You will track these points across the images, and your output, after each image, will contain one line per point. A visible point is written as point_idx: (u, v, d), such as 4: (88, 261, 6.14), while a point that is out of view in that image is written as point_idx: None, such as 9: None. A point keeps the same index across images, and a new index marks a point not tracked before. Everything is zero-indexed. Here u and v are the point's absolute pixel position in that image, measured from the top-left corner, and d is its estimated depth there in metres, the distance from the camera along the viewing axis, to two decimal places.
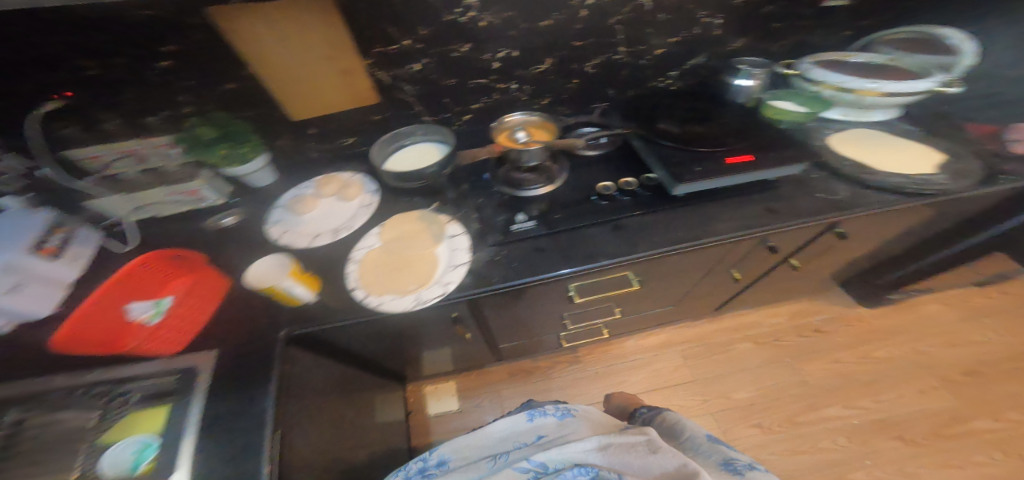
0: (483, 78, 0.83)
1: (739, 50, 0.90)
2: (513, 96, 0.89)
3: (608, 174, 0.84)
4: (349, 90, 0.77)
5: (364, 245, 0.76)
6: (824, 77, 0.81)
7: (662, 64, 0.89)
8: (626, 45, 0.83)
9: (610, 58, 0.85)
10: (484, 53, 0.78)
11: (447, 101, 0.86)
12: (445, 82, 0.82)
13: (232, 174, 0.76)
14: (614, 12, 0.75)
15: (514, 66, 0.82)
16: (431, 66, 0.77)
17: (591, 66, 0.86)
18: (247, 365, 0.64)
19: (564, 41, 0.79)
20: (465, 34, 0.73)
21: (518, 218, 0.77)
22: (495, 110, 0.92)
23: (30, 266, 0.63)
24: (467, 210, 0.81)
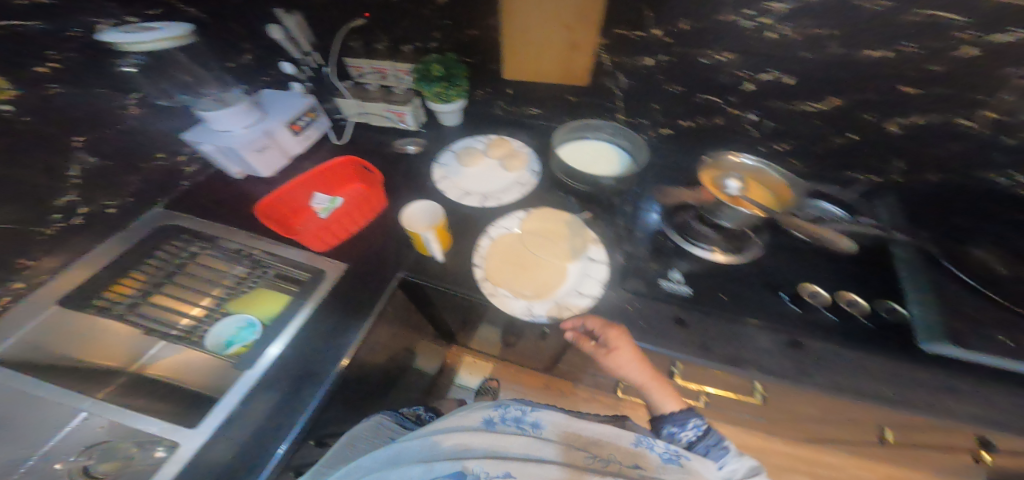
0: (716, 94, 0.66)
1: None
2: (741, 125, 0.70)
3: (804, 267, 0.67)
4: (568, 66, 0.72)
5: (503, 224, 0.69)
6: None
7: (1007, 158, 0.57)
8: (973, 115, 0.54)
9: (927, 122, 0.57)
10: (744, 70, 0.60)
11: (657, 105, 0.73)
12: (670, 87, 0.68)
13: (437, 108, 0.82)
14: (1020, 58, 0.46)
15: (769, 94, 0.62)
16: (667, 66, 0.64)
17: (893, 123, 0.59)
18: (362, 300, 0.62)
19: (879, 85, 0.55)
20: (738, 42, 0.56)
21: (670, 275, 0.67)
22: (704, 134, 0.75)
23: (282, 136, 0.73)
24: (619, 239, 0.70)
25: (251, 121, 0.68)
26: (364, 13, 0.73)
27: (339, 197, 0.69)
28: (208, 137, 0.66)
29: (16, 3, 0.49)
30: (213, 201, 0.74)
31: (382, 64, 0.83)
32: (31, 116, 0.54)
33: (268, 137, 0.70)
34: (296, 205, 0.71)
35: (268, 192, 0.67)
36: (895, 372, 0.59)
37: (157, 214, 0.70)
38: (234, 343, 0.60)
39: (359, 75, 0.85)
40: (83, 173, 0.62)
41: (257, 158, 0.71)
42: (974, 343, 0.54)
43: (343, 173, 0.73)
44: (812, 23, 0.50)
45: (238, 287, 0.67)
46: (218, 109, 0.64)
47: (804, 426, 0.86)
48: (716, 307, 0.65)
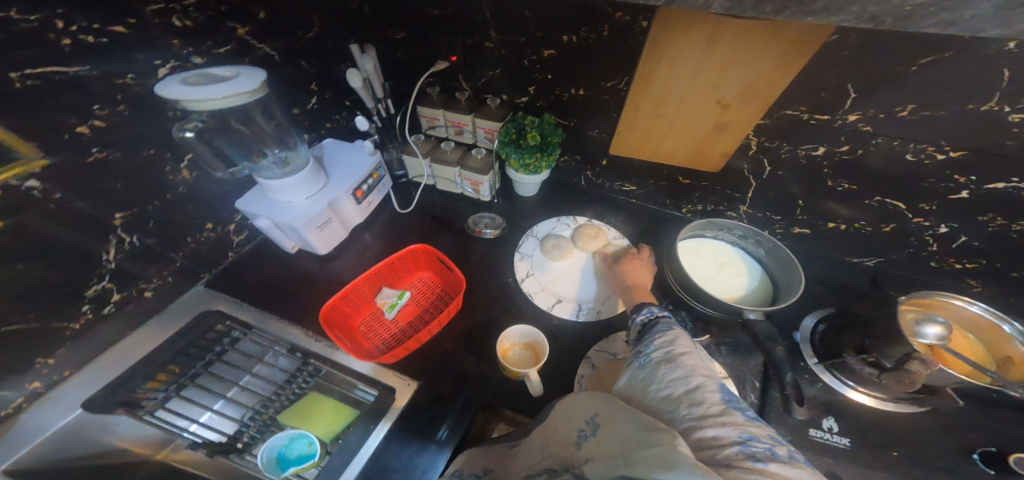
0: (893, 200, 0.52)
1: None
2: (915, 238, 0.56)
3: (1006, 435, 0.51)
4: (695, 149, 0.59)
5: (607, 346, 0.59)
6: None
7: None
8: None
9: None
10: (959, 175, 0.46)
11: (802, 202, 0.60)
12: (832, 184, 0.54)
13: (519, 177, 0.71)
14: None
15: (985, 207, 0.47)
16: (841, 161, 0.50)
17: None
18: (441, 423, 0.54)
19: None
20: (968, 140, 0.42)
21: (826, 424, 0.51)
22: (856, 239, 0.60)
23: (345, 205, 0.62)
24: (749, 371, 0.56)
25: (314, 190, 0.56)
26: (451, 56, 0.61)
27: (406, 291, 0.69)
28: (262, 208, 0.55)
29: (59, 43, 0.38)
30: (270, 279, 0.66)
31: (460, 119, 0.68)
32: (61, 187, 0.43)
33: (330, 208, 0.59)
34: (362, 301, 0.66)
35: (330, 297, 0.60)
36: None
37: (206, 292, 0.63)
38: (290, 462, 0.48)
39: (433, 127, 0.71)
40: (124, 250, 0.51)
41: (316, 234, 0.60)
42: None
43: (411, 263, 0.70)
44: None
45: (286, 386, 0.57)
46: (279, 176, 0.53)
47: None
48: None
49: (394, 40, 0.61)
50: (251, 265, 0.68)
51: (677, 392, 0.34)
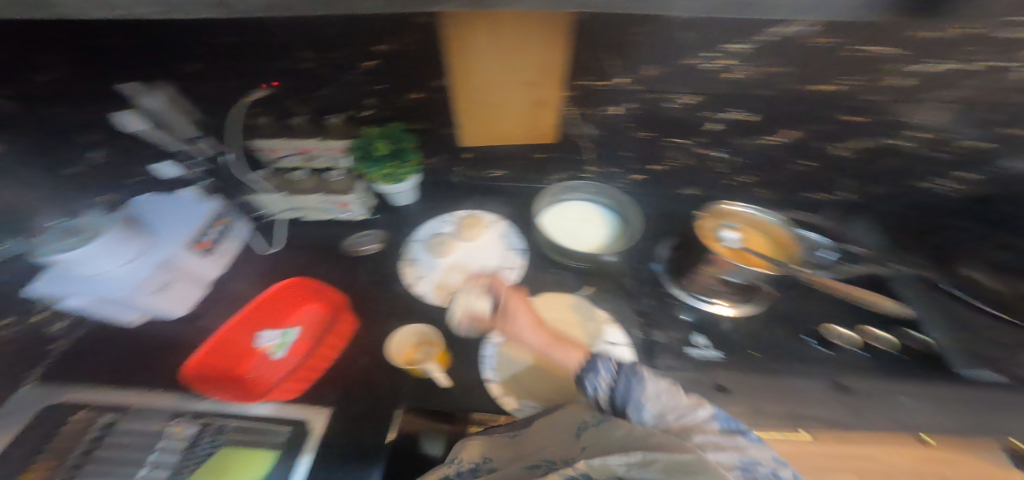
0: (684, 139, 0.63)
1: None
2: (713, 166, 0.67)
3: (820, 305, 0.62)
4: (530, 123, 0.65)
5: (501, 324, 0.60)
6: None
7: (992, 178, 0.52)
8: (930, 136, 0.51)
9: (888, 145, 0.54)
10: (712, 110, 0.57)
11: (629, 153, 0.69)
12: (637, 134, 0.65)
13: (387, 190, 0.69)
14: (951, 87, 0.44)
15: (740, 132, 0.59)
16: (633, 114, 0.60)
17: (840, 149, 0.57)
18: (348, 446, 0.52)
19: (827, 112, 0.52)
20: (697, 85, 0.53)
21: (698, 340, 0.60)
22: (679, 175, 0.71)
23: (186, 261, 0.57)
24: (622, 309, 0.63)
25: (132, 254, 0.50)
26: (271, 82, 0.54)
27: (296, 328, 0.63)
28: (75, 285, 0.49)
29: None
30: (115, 358, 0.58)
31: (304, 144, 0.64)
32: None
33: (165, 269, 0.55)
34: (242, 349, 0.60)
35: (199, 348, 0.58)
36: (991, 408, 0.49)
37: (32, 393, 0.53)
38: None
39: (279, 159, 0.66)
40: None
41: (155, 297, 0.56)
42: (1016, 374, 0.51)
43: (299, 295, 0.65)
44: (777, 59, 0.47)
45: (189, 455, 0.50)
46: (75, 249, 0.46)
47: None
48: (756, 365, 0.57)
49: (191, 72, 0.51)
50: (91, 351, 0.58)
51: (693, 440, 0.37)
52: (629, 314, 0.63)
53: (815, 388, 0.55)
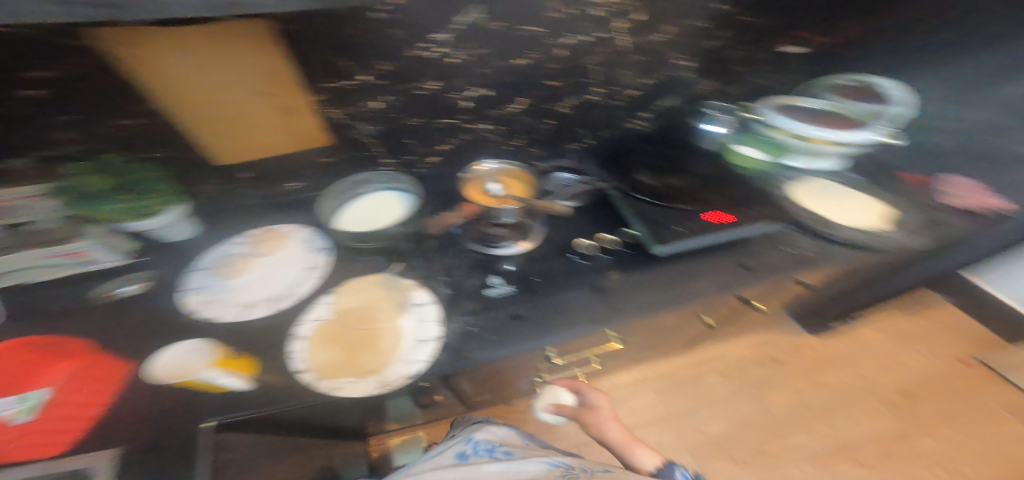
0: (450, 118, 0.78)
1: (706, 94, 0.89)
2: (486, 135, 0.86)
3: (583, 231, 0.80)
4: (288, 132, 0.66)
5: (312, 316, 0.62)
6: (780, 122, 0.78)
7: (636, 106, 0.94)
8: (601, 87, 0.87)
9: (585, 98, 0.88)
10: (458, 91, 0.73)
11: (413, 140, 0.79)
12: (410, 122, 0.75)
13: (144, 228, 0.64)
14: (590, 52, 0.78)
15: (487, 106, 0.79)
16: (394, 104, 0.68)
17: (562, 107, 0.88)
18: None
19: (537, 81, 0.80)
20: (433, 71, 0.66)
21: (492, 280, 0.73)
22: (466, 150, 0.87)
23: None
24: (432, 274, 0.72)
25: None
26: None
27: (44, 388, 0.53)
28: None
29: None
30: None
31: None
32: None
33: None
34: None
35: None
36: (681, 270, 0.72)
37: None
38: None
39: None
40: None
41: None
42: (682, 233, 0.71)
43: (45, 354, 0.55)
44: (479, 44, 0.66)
45: None
46: None
47: (661, 339, 1.09)
48: (542, 288, 0.72)
49: None
50: None
51: None
52: (438, 275, 0.72)
53: (580, 296, 0.71)
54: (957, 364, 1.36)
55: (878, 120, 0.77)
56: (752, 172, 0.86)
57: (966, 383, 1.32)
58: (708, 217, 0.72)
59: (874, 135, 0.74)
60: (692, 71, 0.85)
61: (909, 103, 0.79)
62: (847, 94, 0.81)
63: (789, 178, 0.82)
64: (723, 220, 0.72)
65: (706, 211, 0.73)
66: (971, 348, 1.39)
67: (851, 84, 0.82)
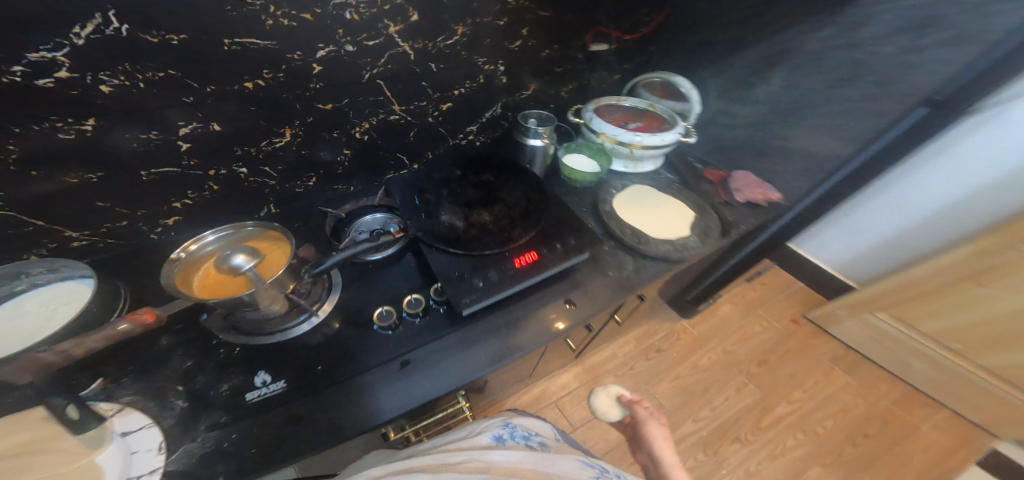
0: (170, 164, 0.57)
1: (529, 100, 0.87)
2: (251, 181, 0.65)
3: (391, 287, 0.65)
4: None
5: None
6: (601, 128, 0.83)
7: (456, 120, 0.79)
8: (398, 103, 0.70)
9: (383, 119, 0.71)
10: (147, 131, 0.52)
11: (104, 202, 0.56)
12: (82, 176, 0.52)
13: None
14: (363, 63, 0.62)
15: (220, 145, 0.58)
16: (32, 153, 0.47)
17: (356, 132, 0.70)
18: None
19: (296, 104, 0.61)
20: (89, 106, 0.47)
21: (258, 381, 0.51)
22: (219, 203, 0.65)
23: None
24: (152, 388, 0.49)
25: None
26: None
27: None
28: None
29: None
30: None
31: None
32: None
33: None
34: None
35: None
36: (503, 316, 0.62)
37: None
38: None
39: None
40: None
41: None
42: (489, 286, 0.56)
43: None
44: (147, 62, 0.47)
45: None
46: None
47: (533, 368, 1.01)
48: (330, 374, 0.53)
49: None
50: None
51: None
52: (167, 386, 0.49)
53: (384, 375, 0.54)
54: (790, 324, 1.55)
55: (676, 122, 0.90)
56: (582, 183, 0.82)
57: (797, 339, 1.51)
58: (515, 265, 0.58)
59: (677, 136, 0.84)
60: (506, 76, 0.79)
61: (685, 113, 0.96)
62: (663, 93, 0.98)
63: (615, 183, 0.85)
64: (527, 264, 0.59)
65: (512, 255, 0.60)
66: (805, 304, 1.60)
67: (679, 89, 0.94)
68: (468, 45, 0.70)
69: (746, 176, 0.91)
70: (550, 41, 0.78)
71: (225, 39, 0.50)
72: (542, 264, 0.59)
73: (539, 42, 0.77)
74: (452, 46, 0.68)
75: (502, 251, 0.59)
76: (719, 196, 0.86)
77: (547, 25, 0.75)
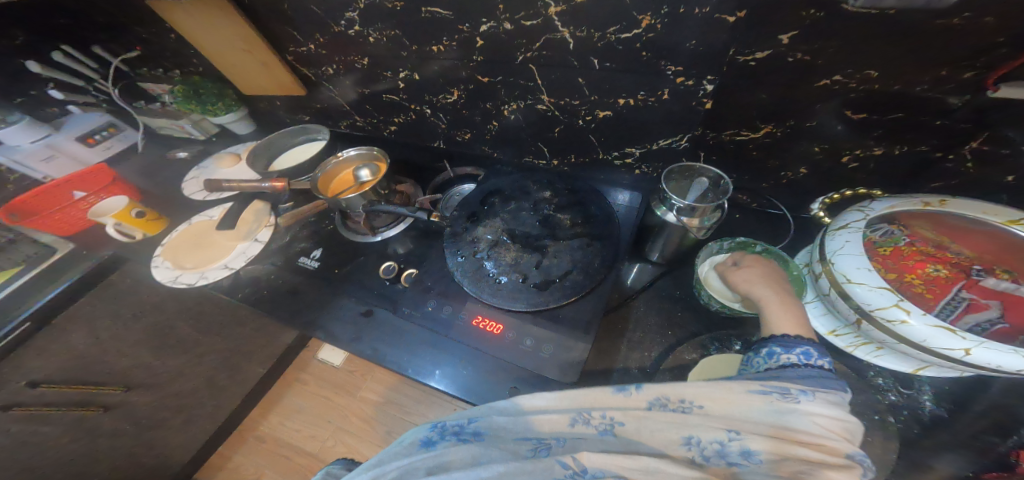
0: (390, 95, 0.72)
1: (756, 150, 0.52)
2: (428, 119, 0.76)
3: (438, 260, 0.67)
4: (273, 81, 0.76)
5: (203, 213, 0.69)
6: (835, 247, 0.41)
7: (614, 134, 0.60)
8: (548, 95, 0.60)
9: (533, 107, 0.64)
10: (383, 72, 0.68)
11: (362, 108, 0.78)
12: (357, 91, 0.74)
13: (216, 122, 0.82)
14: (518, 45, 0.55)
15: (416, 91, 0.70)
16: (339, 72, 0.71)
17: (505, 111, 0.66)
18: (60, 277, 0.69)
19: (465, 76, 0.64)
20: (356, 47, 0.64)
21: (313, 253, 0.62)
22: (409, 133, 0.80)
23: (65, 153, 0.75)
24: (293, 219, 0.67)
25: None
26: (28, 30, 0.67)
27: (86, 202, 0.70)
28: None
29: None
30: None
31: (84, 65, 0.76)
32: None
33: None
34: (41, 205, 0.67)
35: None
36: None
37: None
38: None
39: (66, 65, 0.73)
40: None
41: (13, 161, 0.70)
42: (438, 324, 0.49)
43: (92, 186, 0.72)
44: (386, 23, 0.58)
45: None
46: None
47: None
48: (334, 275, 0.59)
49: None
50: None
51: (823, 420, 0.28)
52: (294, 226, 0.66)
53: (357, 306, 0.55)
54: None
55: None
56: (710, 303, 0.48)
57: None
58: (473, 325, 0.47)
59: None
60: (724, 104, 0.48)
61: None
62: None
63: None
64: (486, 330, 0.46)
65: (480, 314, 0.48)
66: None
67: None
68: (678, 47, 0.44)
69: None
70: (879, 67, 0.37)
71: (422, 6, 0.54)
72: (496, 344, 0.45)
73: (844, 64, 0.38)
74: (626, 43, 0.47)
75: (481, 299, 0.47)
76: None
77: (870, 37, 0.36)
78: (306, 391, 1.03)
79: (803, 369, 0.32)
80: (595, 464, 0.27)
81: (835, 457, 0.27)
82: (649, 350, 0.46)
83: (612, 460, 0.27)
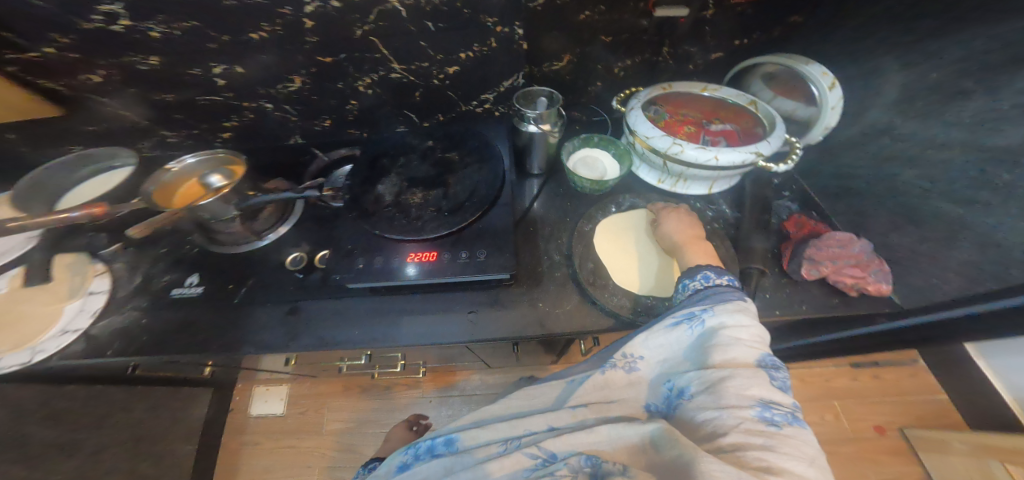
0: (213, 95, 0.69)
1: (567, 74, 0.70)
2: (273, 114, 0.73)
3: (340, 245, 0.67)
4: (10, 100, 0.63)
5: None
6: (636, 122, 0.60)
7: (465, 85, 0.70)
8: (395, 62, 0.65)
9: (384, 78, 0.68)
10: (192, 68, 0.64)
11: (183, 115, 0.72)
12: (163, 96, 0.68)
13: None
14: (349, 21, 0.58)
15: (245, 86, 0.68)
16: (120, 77, 0.63)
17: (356, 87, 0.70)
18: None
19: (299, 59, 0.64)
20: (140, 47, 0.59)
21: (187, 280, 0.55)
22: (255, 130, 0.77)
23: None
24: (147, 255, 0.58)
25: None
26: None
27: None
28: None
29: None
30: None
31: None
32: None
33: None
34: None
35: None
36: (403, 302, 0.53)
37: None
38: None
39: None
40: None
41: None
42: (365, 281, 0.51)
43: None
44: (172, 15, 0.55)
45: None
46: None
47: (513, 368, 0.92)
48: (227, 291, 0.55)
49: None
50: None
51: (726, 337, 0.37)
52: (152, 260, 0.58)
53: (270, 310, 0.52)
54: (864, 431, 0.94)
55: (777, 134, 0.55)
56: (576, 187, 0.63)
57: (858, 448, 0.92)
58: (408, 260, 0.49)
59: (752, 158, 0.52)
60: (530, 42, 0.64)
61: (812, 125, 0.56)
62: (779, 89, 0.62)
63: (632, 201, 0.61)
64: (422, 263, 0.49)
65: (412, 250, 0.50)
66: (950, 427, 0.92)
67: (809, 88, 0.54)
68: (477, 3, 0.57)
69: (854, 247, 0.45)
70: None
71: None
72: (435, 270, 0.48)
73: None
74: (449, 2, 0.56)
75: (405, 239, 0.50)
76: (779, 263, 0.49)
77: None
78: (264, 451, 0.88)
79: (707, 289, 0.42)
80: (558, 447, 0.37)
81: (747, 364, 0.36)
82: (560, 237, 0.58)
83: (571, 438, 0.37)
